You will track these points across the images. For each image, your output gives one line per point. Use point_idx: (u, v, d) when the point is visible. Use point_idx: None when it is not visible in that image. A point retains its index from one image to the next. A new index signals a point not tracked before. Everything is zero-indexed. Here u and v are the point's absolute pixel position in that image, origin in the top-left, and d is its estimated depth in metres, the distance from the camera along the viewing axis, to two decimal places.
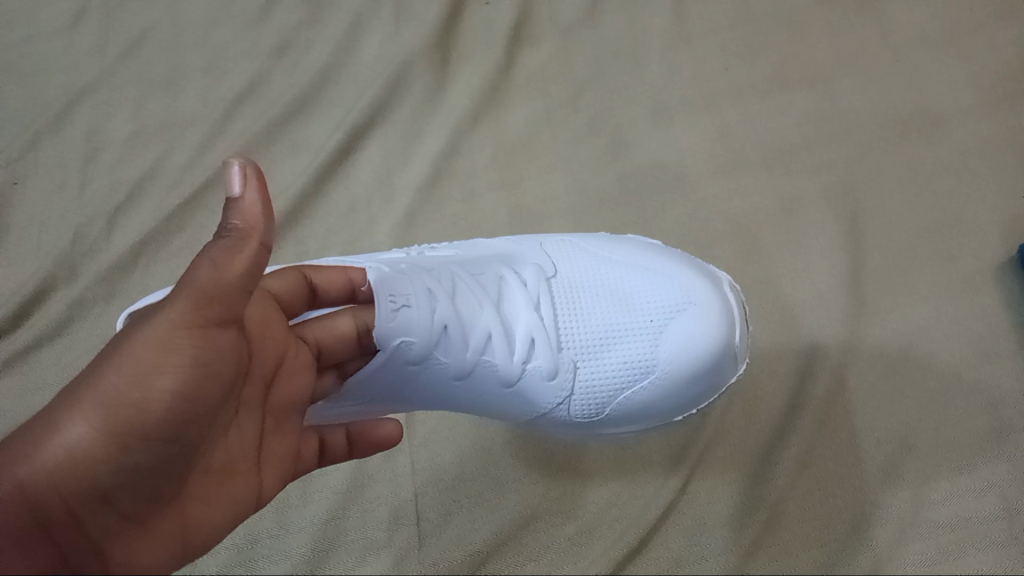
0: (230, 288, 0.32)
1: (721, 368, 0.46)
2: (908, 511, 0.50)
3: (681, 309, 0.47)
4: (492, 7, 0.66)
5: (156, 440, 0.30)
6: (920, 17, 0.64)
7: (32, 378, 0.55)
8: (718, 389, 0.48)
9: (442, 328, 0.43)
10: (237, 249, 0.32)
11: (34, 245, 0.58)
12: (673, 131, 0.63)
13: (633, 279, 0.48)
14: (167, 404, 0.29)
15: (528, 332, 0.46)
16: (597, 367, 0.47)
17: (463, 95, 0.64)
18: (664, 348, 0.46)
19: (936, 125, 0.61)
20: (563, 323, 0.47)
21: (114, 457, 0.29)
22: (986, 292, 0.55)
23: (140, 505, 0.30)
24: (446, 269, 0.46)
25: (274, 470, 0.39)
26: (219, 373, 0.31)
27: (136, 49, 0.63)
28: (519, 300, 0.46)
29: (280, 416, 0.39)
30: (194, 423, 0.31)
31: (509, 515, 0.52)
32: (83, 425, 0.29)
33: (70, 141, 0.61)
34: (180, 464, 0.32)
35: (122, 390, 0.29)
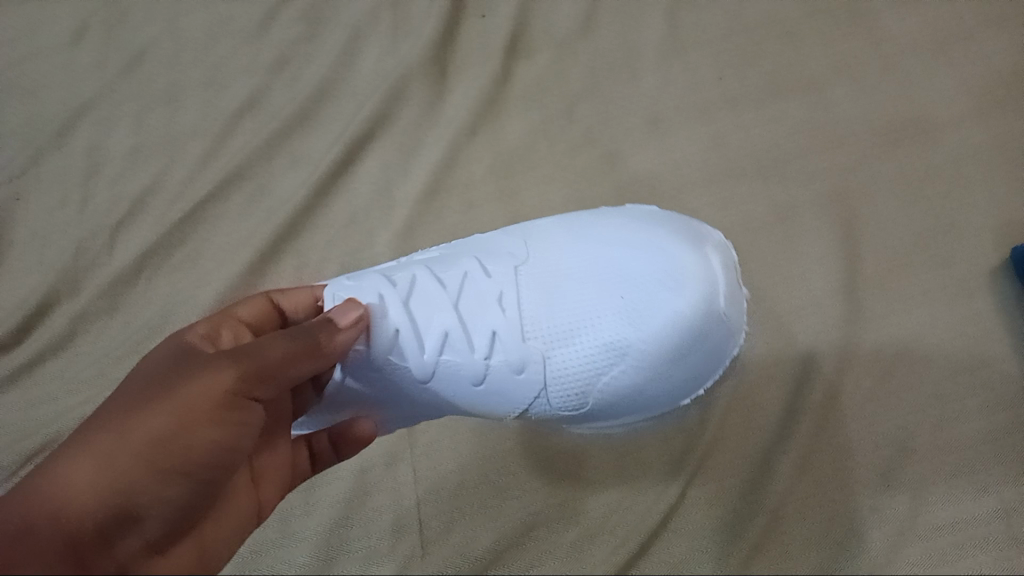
0: (271, 372, 0.36)
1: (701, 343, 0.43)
2: (906, 514, 0.50)
3: (652, 280, 0.44)
4: (488, 20, 0.67)
5: (188, 480, 0.34)
6: (910, 25, 0.65)
7: (35, 393, 0.55)
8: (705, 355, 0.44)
9: (394, 333, 0.45)
10: (298, 359, 0.38)
11: (36, 259, 0.58)
12: (668, 140, 0.64)
13: (606, 252, 0.45)
14: (203, 451, 0.34)
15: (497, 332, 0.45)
16: (569, 354, 0.44)
17: (460, 108, 0.65)
18: (636, 326, 0.43)
19: (929, 132, 0.61)
20: (535, 316, 0.44)
21: (151, 490, 0.33)
22: (981, 297, 0.55)
23: (166, 532, 0.34)
24: (408, 274, 0.47)
25: (274, 483, 0.42)
26: (248, 426, 0.36)
27: (136, 64, 0.64)
28: (482, 295, 0.45)
29: (271, 430, 0.42)
30: (225, 468, 0.36)
31: (509, 522, 0.52)
32: (126, 459, 0.33)
33: (71, 156, 0.61)
34: (204, 500, 0.35)
35: (166, 431, 0.34)
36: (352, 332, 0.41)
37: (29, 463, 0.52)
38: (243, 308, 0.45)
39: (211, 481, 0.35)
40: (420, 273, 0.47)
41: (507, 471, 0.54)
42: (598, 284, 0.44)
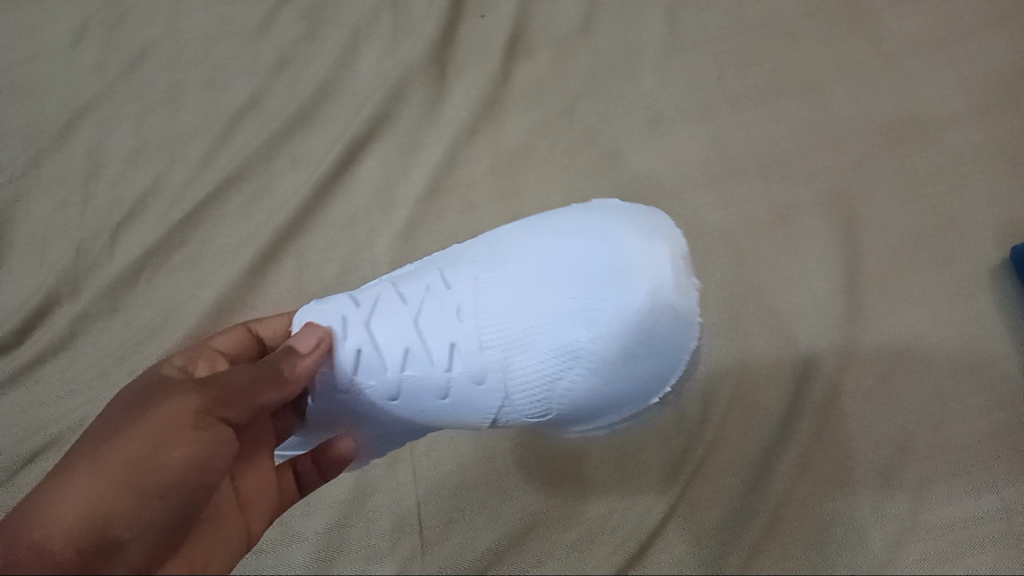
0: (242, 396, 0.38)
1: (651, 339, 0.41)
2: (907, 513, 0.50)
3: (605, 279, 0.42)
4: (488, 20, 0.67)
5: (171, 499, 0.34)
6: (911, 24, 0.65)
7: (36, 394, 0.55)
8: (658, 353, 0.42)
9: (355, 354, 0.45)
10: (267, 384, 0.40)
11: (38, 261, 0.59)
12: (668, 140, 0.64)
13: (560, 254, 0.43)
14: (183, 470, 0.35)
15: (455, 343, 0.44)
16: (527, 360, 0.42)
17: (460, 108, 0.65)
18: (590, 328, 0.42)
19: (930, 131, 0.61)
20: (488, 325, 0.43)
21: (133, 511, 0.33)
22: (981, 296, 0.55)
23: (154, 552, 0.33)
24: (374, 292, 0.47)
25: (261, 506, 0.43)
26: (226, 445, 0.37)
27: (136, 66, 0.64)
28: (440, 307, 0.45)
29: (249, 455, 0.42)
30: (204, 492, 0.35)
31: (510, 522, 0.52)
32: (104, 486, 0.33)
33: (73, 158, 0.61)
34: (188, 521, 0.35)
35: (141, 454, 0.34)
36: (317, 355, 0.43)
37: (30, 464, 0.52)
38: (216, 337, 0.47)
39: (194, 502, 0.35)
40: (386, 290, 0.47)
41: (506, 471, 0.54)
42: (550, 284, 0.43)
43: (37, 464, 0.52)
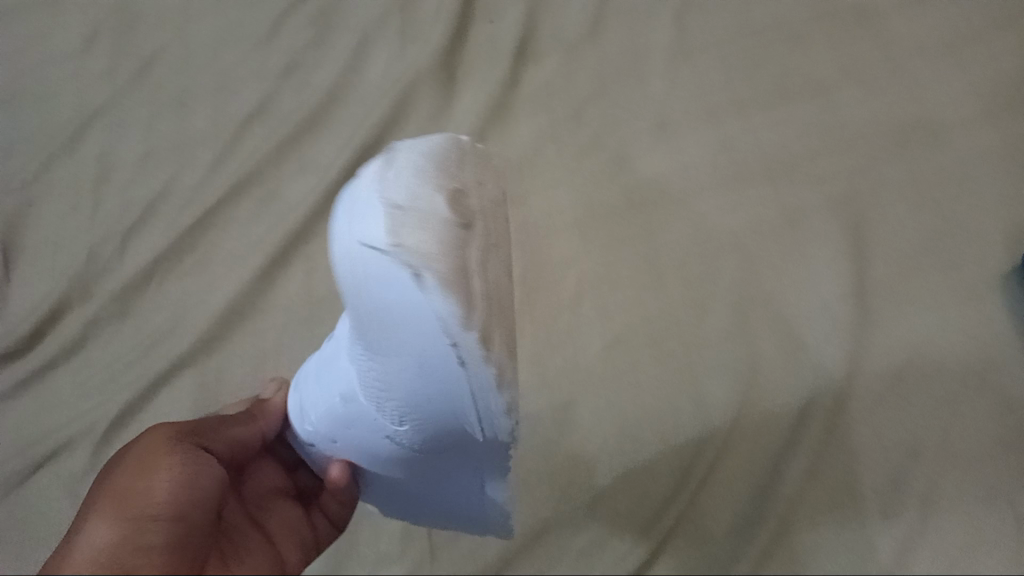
0: (211, 435, 0.44)
1: (373, 277, 0.31)
2: (916, 519, 0.50)
3: None
4: (495, 25, 0.68)
5: (166, 517, 0.38)
6: (921, 28, 0.65)
7: (46, 397, 0.55)
8: (400, 288, 0.30)
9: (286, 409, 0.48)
10: (233, 426, 0.47)
11: (48, 265, 0.58)
12: (676, 143, 0.64)
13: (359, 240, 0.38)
14: (169, 490, 0.39)
15: (323, 370, 0.42)
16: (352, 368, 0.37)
17: (468, 113, 0.66)
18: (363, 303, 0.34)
19: (937, 133, 0.61)
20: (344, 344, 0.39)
21: (138, 527, 0.37)
22: (990, 300, 0.54)
23: (165, 562, 0.36)
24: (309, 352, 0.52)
25: (291, 543, 0.47)
26: (204, 468, 0.41)
27: (147, 71, 0.64)
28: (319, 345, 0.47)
29: (262, 505, 0.48)
30: (197, 510, 0.39)
31: (520, 527, 0.52)
32: (102, 520, 0.37)
33: (83, 163, 0.61)
34: (195, 540, 0.38)
35: (129, 484, 0.39)
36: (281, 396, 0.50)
37: (38, 469, 0.53)
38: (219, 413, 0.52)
39: (192, 519, 0.39)
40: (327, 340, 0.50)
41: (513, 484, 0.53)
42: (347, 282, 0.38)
43: (47, 469, 0.53)
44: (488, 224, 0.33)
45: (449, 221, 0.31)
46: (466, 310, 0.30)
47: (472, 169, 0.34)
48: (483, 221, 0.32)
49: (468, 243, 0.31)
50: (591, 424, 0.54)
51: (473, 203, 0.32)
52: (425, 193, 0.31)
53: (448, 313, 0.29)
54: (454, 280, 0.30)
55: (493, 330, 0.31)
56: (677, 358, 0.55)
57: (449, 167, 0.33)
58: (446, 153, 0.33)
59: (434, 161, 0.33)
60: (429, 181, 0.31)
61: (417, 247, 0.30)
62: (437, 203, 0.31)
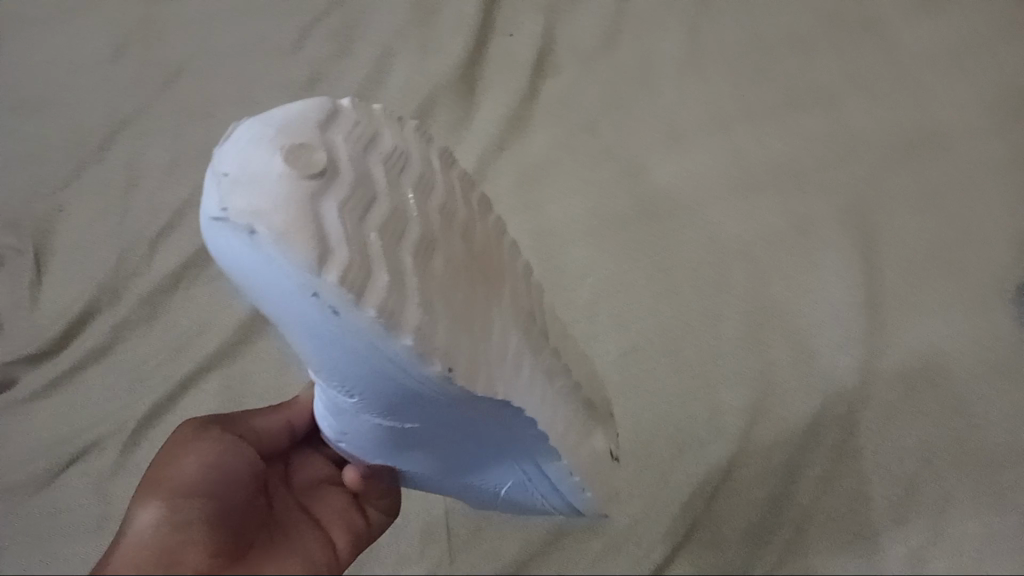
0: (239, 423, 0.48)
1: (229, 250, 0.30)
2: (928, 531, 0.49)
3: None
4: (514, 39, 0.71)
5: (197, 492, 0.40)
6: (924, 38, 0.68)
7: (77, 398, 0.56)
8: (249, 253, 0.29)
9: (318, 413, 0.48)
10: (265, 413, 0.49)
11: (77, 270, 0.60)
12: (689, 154, 0.65)
13: None
14: (197, 470, 0.42)
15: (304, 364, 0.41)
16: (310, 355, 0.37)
17: (486, 122, 0.68)
18: None
19: (943, 141, 0.63)
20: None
21: (172, 502, 0.39)
22: (1000, 308, 0.55)
23: (203, 530, 0.38)
24: None
25: (343, 529, 0.48)
26: (230, 450, 0.44)
27: (172, 81, 0.66)
28: None
29: (310, 495, 0.49)
30: (226, 487, 0.42)
31: (538, 530, 0.52)
32: (141, 503, 0.40)
33: (112, 170, 0.63)
34: (230, 514, 0.41)
35: (160, 471, 0.42)
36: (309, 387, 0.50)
37: (66, 469, 0.53)
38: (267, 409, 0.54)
39: (222, 495, 0.41)
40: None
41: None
42: None
43: (77, 466, 0.53)
44: (361, 172, 0.30)
45: (288, 177, 0.29)
46: (316, 260, 0.28)
47: (345, 130, 0.31)
48: (353, 167, 0.30)
49: (322, 194, 0.29)
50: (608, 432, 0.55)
51: (336, 152, 0.30)
52: (262, 156, 0.29)
53: (297, 267, 0.28)
54: (291, 231, 0.28)
55: (364, 278, 0.28)
56: (692, 366, 0.56)
57: (308, 125, 0.30)
58: (309, 112, 0.31)
59: (289, 122, 0.30)
60: (271, 142, 0.29)
61: (248, 210, 0.28)
62: (274, 161, 0.29)
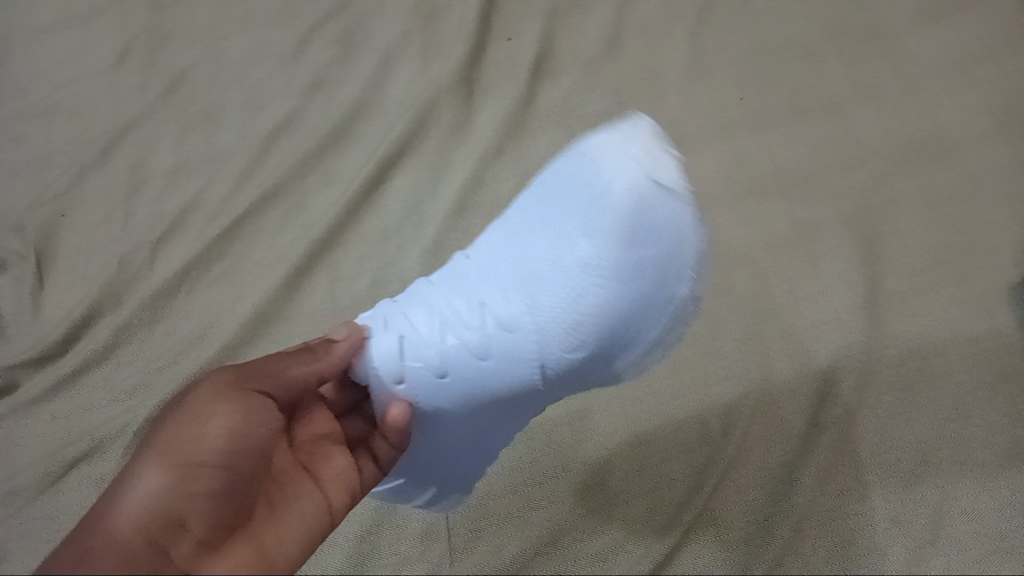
0: (269, 370, 0.44)
1: (639, 218, 0.43)
2: (928, 526, 0.49)
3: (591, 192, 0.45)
4: (514, 43, 0.71)
5: (214, 469, 0.39)
6: (930, 47, 0.67)
7: (78, 401, 0.56)
8: (664, 221, 0.43)
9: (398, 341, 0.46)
10: (296, 360, 0.45)
11: (81, 273, 0.60)
12: (693, 158, 0.65)
13: (570, 187, 0.46)
14: (218, 437, 0.40)
15: (471, 306, 0.46)
16: (545, 298, 0.45)
17: (487, 127, 0.68)
18: (583, 245, 0.44)
19: (948, 150, 0.63)
20: (542, 270, 0.45)
21: (186, 479, 0.38)
22: (1001, 312, 0.55)
23: (212, 520, 0.38)
24: (413, 290, 0.50)
25: (338, 487, 0.47)
26: (257, 413, 0.42)
27: (177, 86, 0.67)
28: (419, 290, 0.49)
29: (312, 449, 0.47)
30: (245, 461, 0.41)
31: (536, 531, 0.51)
32: (149, 468, 0.38)
33: (115, 174, 0.64)
34: (241, 495, 0.40)
35: (179, 430, 0.39)
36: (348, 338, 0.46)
37: (71, 471, 0.53)
38: None
39: (238, 472, 0.40)
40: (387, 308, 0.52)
41: (513, 465, 0.55)
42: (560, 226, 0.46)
43: (80, 469, 0.54)
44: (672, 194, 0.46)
45: (688, 191, 0.44)
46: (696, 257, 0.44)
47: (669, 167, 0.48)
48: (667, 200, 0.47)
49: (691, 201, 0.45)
50: (606, 431, 0.55)
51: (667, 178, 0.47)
52: (668, 163, 0.44)
53: (685, 261, 0.44)
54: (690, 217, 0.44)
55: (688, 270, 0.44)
56: (692, 366, 0.56)
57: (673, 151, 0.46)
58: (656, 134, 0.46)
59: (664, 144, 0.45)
60: (666, 152, 0.45)
61: (679, 189, 0.44)
62: (679, 176, 0.44)
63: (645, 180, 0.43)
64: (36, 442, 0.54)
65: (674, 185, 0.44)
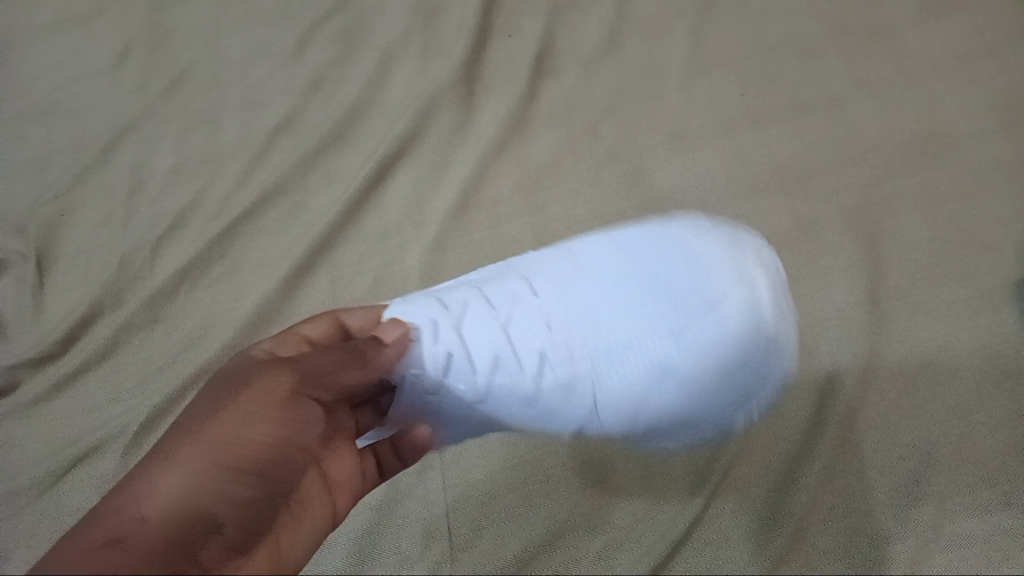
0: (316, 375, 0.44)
1: (742, 356, 0.48)
2: (931, 526, 0.48)
3: (704, 311, 0.49)
4: (514, 41, 0.71)
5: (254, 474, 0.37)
6: (931, 43, 0.67)
7: (79, 401, 0.56)
8: (762, 354, 0.48)
9: (446, 354, 0.49)
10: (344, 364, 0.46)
11: (81, 273, 0.60)
12: (693, 156, 0.66)
13: (675, 296, 0.51)
14: (262, 443, 0.38)
15: (534, 359, 0.50)
16: (615, 379, 0.50)
17: (487, 126, 0.68)
18: (681, 353, 0.49)
19: (949, 146, 0.63)
20: (629, 363, 0.50)
21: (228, 483, 0.35)
22: (1003, 310, 0.55)
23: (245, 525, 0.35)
24: (461, 300, 0.52)
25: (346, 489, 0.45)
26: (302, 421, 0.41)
27: (177, 86, 0.67)
28: (479, 308, 0.52)
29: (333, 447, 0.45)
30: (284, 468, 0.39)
31: (537, 530, 0.51)
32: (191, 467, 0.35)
33: (116, 174, 0.64)
34: (276, 503, 0.37)
35: (227, 431, 0.38)
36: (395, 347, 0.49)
37: (71, 471, 0.53)
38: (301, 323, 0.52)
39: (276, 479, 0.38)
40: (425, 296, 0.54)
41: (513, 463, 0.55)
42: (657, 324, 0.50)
43: (80, 469, 0.53)
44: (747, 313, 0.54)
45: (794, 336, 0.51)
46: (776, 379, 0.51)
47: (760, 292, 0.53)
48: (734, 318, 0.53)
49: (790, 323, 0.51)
50: None
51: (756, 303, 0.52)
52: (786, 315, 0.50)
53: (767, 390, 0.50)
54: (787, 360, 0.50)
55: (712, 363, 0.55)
56: None
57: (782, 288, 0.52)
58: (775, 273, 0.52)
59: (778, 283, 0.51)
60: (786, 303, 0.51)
61: (785, 330, 0.49)
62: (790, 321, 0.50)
63: (758, 319, 0.48)
64: (36, 442, 0.54)
65: (775, 322, 0.49)
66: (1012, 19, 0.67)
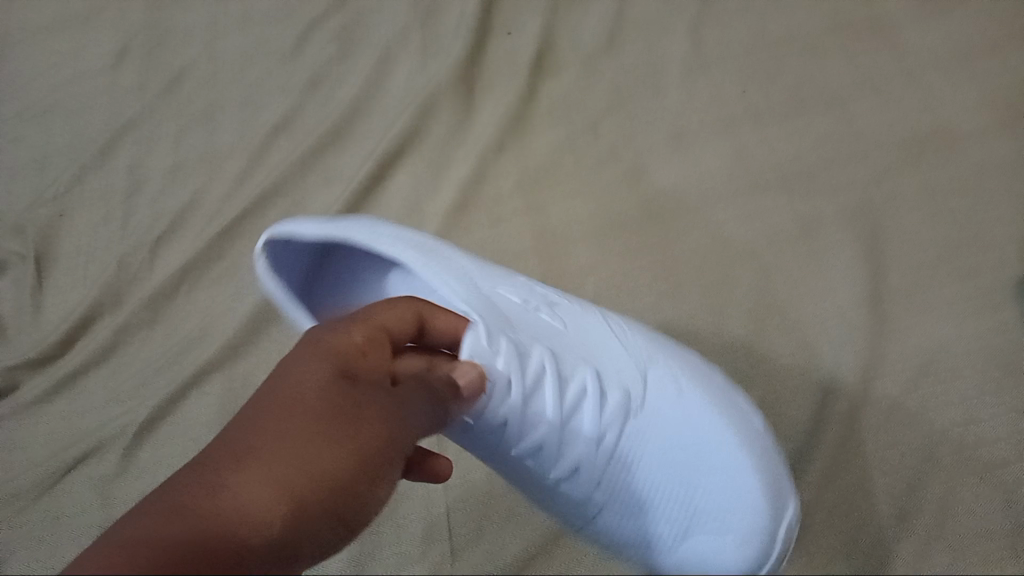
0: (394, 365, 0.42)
1: None
2: (933, 524, 0.48)
3: (728, 524, 0.43)
4: (514, 39, 0.70)
5: None
6: (932, 40, 0.67)
7: (78, 402, 0.56)
8: None
9: (501, 419, 0.42)
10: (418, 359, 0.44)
11: (82, 275, 0.61)
12: (693, 155, 0.65)
13: (712, 490, 0.44)
14: None
15: (564, 475, 0.44)
16: (617, 522, 0.45)
17: (486, 126, 0.68)
18: (682, 545, 0.44)
19: (950, 144, 0.62)
20: (639, 518, 0.45)
21: None
22: (1005, 309, 0.55)
23: None
24: (540, 355, 0.45)
25: None
26: None
27: (175, 86, 0.67)
28: (547, 386, 0.44)
29: None
30: None
31: (538, 529, 0.51)
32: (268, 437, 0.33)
33: (114, 174, 0.64)
34: None
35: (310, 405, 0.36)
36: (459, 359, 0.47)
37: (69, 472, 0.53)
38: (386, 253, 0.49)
39: None
40: (498, 330, 0.44)
41: None
42: (679, 501, 0.44)
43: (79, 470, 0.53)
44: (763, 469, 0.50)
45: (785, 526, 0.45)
46: None
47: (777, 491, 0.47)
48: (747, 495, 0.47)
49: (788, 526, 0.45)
50: None
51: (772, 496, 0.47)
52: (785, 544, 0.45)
53: None
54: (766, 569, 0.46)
55: None
56: None
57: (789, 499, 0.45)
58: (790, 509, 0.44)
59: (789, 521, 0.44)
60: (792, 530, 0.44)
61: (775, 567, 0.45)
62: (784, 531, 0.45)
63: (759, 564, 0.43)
64: (36, 443, 0.54)
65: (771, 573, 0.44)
66: (1014, 15, 0.67)
